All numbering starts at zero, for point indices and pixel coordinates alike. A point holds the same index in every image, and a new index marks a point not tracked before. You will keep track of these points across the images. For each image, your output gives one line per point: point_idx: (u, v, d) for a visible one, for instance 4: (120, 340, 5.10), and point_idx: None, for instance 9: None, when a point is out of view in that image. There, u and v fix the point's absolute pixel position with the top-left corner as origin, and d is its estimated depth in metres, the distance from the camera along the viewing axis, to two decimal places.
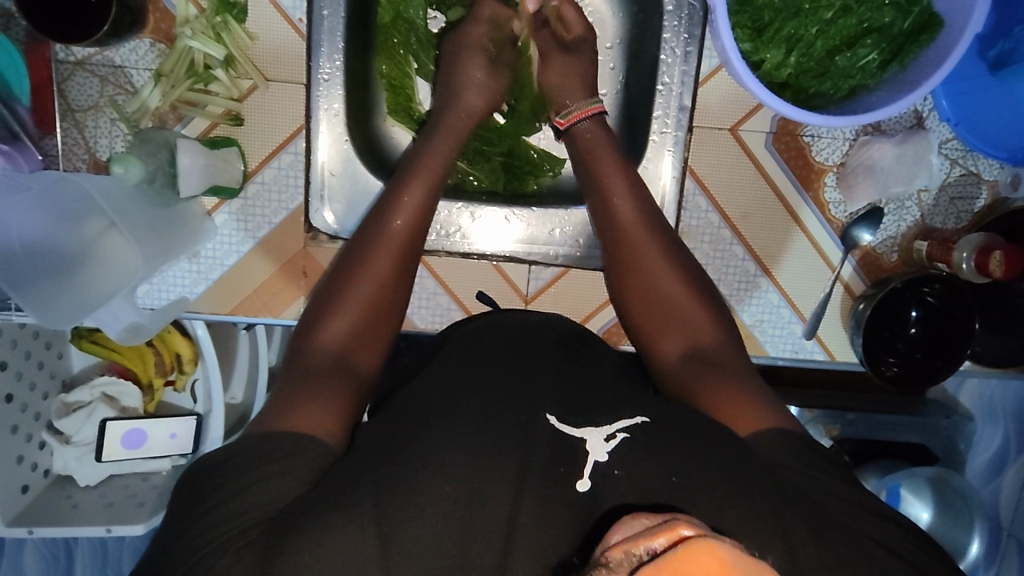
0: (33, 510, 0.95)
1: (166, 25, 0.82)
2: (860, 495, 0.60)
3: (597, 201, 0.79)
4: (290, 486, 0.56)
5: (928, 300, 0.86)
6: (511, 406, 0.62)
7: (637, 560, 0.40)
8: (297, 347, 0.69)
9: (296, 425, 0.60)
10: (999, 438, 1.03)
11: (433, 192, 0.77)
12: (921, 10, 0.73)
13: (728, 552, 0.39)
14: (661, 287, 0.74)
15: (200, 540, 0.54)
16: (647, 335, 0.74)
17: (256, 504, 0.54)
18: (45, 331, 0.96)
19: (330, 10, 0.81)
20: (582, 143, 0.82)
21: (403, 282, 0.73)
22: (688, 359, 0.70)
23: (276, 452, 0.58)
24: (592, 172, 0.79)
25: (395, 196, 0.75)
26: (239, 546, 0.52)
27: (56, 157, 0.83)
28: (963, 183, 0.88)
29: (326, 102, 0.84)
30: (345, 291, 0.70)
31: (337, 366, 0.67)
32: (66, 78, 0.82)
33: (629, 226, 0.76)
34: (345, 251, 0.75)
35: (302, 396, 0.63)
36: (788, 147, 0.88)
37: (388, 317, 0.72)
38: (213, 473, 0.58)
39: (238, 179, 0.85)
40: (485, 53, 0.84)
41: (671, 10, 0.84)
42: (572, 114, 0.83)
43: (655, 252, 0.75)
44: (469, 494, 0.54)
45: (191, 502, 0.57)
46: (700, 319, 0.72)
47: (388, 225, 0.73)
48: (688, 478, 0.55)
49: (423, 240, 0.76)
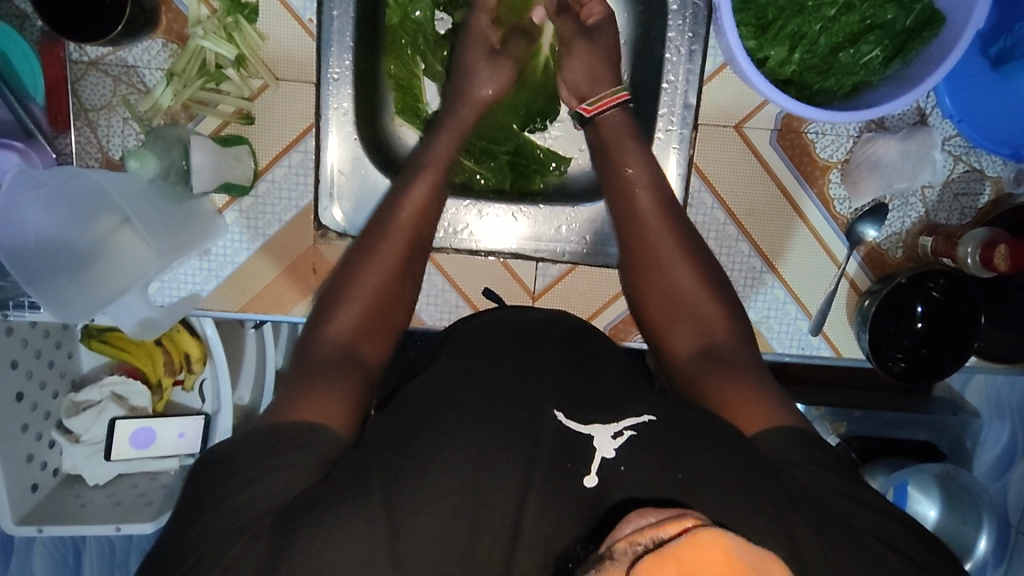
0: (42, 508, 0.96)
1: (178, 26, 0.83)
2: (863, 491, 0.60)
3: (616, 193, 0.79)
4: (301, 477, 0.56)
5: (934, 295, 0.87)
6: (520, 397, 0.62)
7: (642, 549, 0.40)
8: (305, 340, 0.70)
9: (308, 416, 0.61)
10: (1005, 437, 1.05)
11: (439, 189, 0.78)
12: (923, 7, 0.74)
13: (735, 543, 0.39)
14: (670, 279, 0.74)
15: (211, 530, 0.55)
16: (656, 328, 0.75)
17: (266, 494, 0.55)
18: (56, 331, 0.97)
19: (340, 11, 0.82)
20: (607, 134, 0.81)
21: (408, 276, 0.74)
22: (700, 351, 0.71)
23: (288, 443, 0.58)
24: (608, 166, 0.81)
25: (402, 191, 0.76)
26: (251, 535, 0.53)
27: (69, 156, 0.84)
28: (966, 180, 0.89)
29: (336, 101, 0.85)
30: (352, 284, 0.71)
31: (346, 360, 0.67)
32: (79, 78, 0.83)
33: (646, 217, 0.77)
34: (353, 245, 0.75)
35: (312, 387, 0.64)
36: (792, 143, 0.89)
37: (394, 311, 0.73)
38: (224, 464, 0.58)
39: (248, 178, 0.86)
40: (491, 50, 0.85)
41: (675, 9, 0.84)
42: (599, 102, 0.82)
43: (672, 241, 0.75)
44: (478, 485, 0.54)
45: (204, 492, 0.58)
46: (710, 315, 0.73)
47: (395, 219, 0.74)
48: (694, 470, 0.55)
49: (428, 236, 0.77)
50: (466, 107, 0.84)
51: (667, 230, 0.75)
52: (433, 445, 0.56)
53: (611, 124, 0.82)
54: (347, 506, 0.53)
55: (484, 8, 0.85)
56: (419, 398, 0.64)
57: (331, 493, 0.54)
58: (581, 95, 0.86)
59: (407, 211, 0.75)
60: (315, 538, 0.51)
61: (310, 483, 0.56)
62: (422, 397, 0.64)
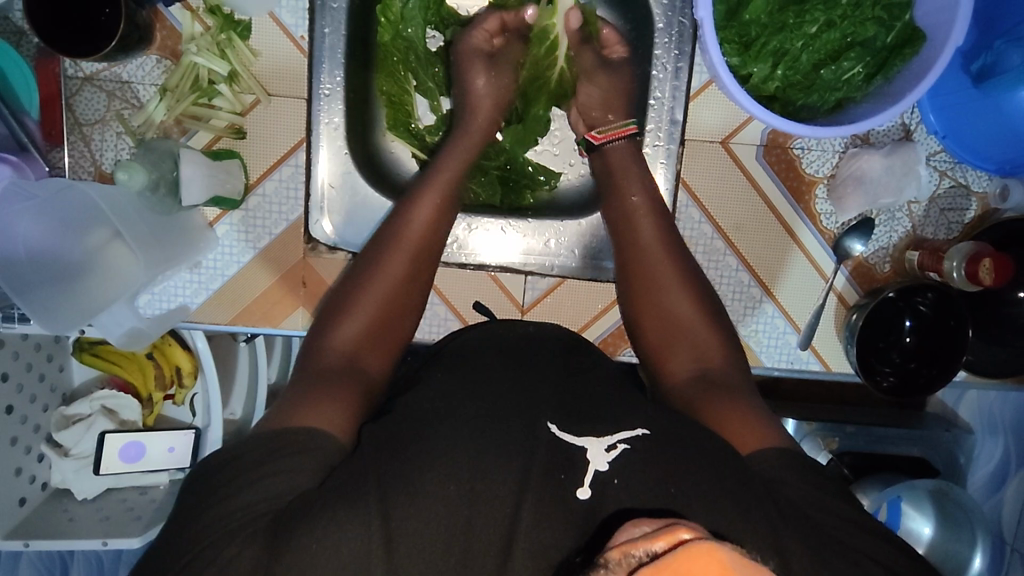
0: (29, 523, 0.95)
1: (172, 42, 0.85)
2: (855, 510, 0.59)
3: (622, 221, 0.79)
4: (289, 487, 0.56)
5: (921, 309, 0.87)
6: (508, 413, 0.62)
7: (638, 561, 0.39)
8: (306, 358, 0.69)
9: (312, 421, 0.61)
10: (999, 454, 1.05)
11: (446, 208, 0.78)
12: (904, 25, 0.76)
13: (729, 556, 0.39)
14: (668, 307, 0.74)
15: (196, 541, 0.54)
16: (654, 356, 0.74)
17: (259, 503, 0.55)
18: (47, 343, 0.98)
19: (331, 28, 0.86)
20: (615, 163, 0.83)
21: (415, 285, 0.74)
22: (699, 380, 0.70)
23: (283, 452, 0.58)
24: (611, 183, 0.82)
25: (416, 207, 0.76)
26: (246, 535, 0.53)
27: (62, 169, 0.86)
28: (952, 196, 0.90)
29: (327, 117, 0.88)
30: (354, 300, 0.71)
31: (348, 371, 0.67)
32: (73, 93, 0.85)
33: (647, 246, 0.77)
34: (354, 264, 0.75)
35: (311, 393, 0.64)
36: (779, 159, 0.89)
37: (393, 330, 0.72)
38: (214, 475, 0.58)
39: (239, 192, 0.87)
40: (485, 56, 0.84)
41: (661, 28, 0.87)
42: (609, 131, 0.84)
43: (671, 267, 0.76)
44: (465, 500, 0.54)
45: (190, 509, 0.57)
46: (706, 343, 0.72)
47: (406, 233, 0.75)
48: (685, 485, 0.55)
49: (433, 258, 0.76)
50: (478, 124, 0.84)
51: (668, 258, 0.76)
52: (425, 454, 0.57)
53: (616, 153, 0.83)
54: (342, 509, 0.52)
55: (484, 28, 0.84)
56: (408, 410, 0.64)
57: (323, 500, 0.54)
58: (602, 122, 0.86)
59: (417, 225, 0.75)
60: (311, 537, 0.51)
61: (301, 489, 0.56)
62: (413, 409, 0.64)
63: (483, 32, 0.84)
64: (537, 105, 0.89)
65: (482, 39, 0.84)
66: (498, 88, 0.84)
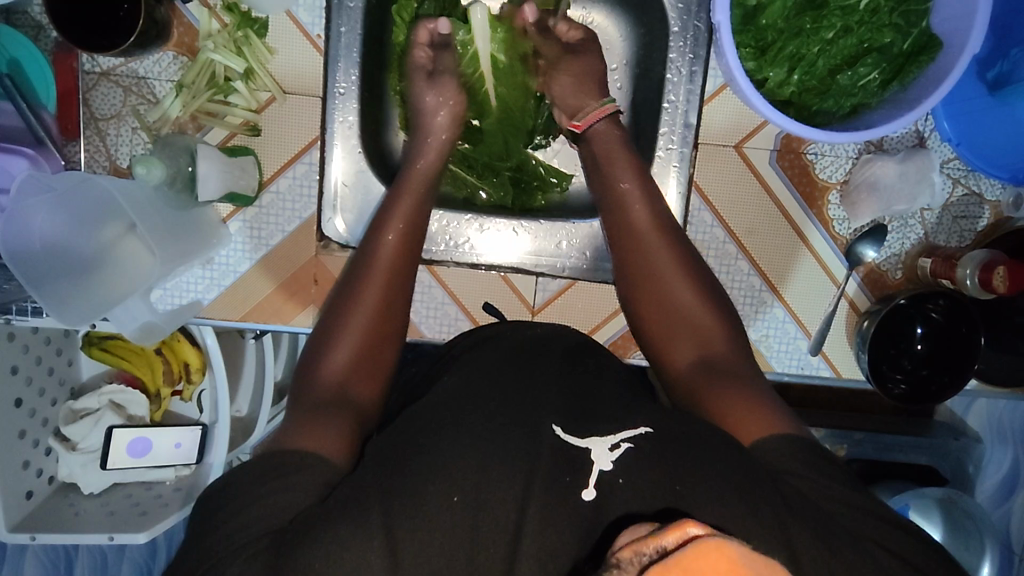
0: (36, 516, 0.94)
1: (189, 40, 0.86)
2: (869, 503, 0.59)
3: (609, 208, 0.80)
4: (299, 498, 0.56)
5: (932, 316, 0.87)
6: (516, 415, 0.62)
7: (648, 559, 0.39)
8: (304, 374, 0.70)
9: (304, 444, 0.61)
10: (1008, 462, 1.04)
11: (423, 206, 0.78)
12: (921, 32, 0.76)
13: (741, 553, 0.39)
14: (671, 297, 0.74)
15: (205, 552, 0.55)
16: (657, 345, 0.74)
17: (267, 514, 0.55)
18: (57, 338, 0.98)
19: (348, 28, 0.84)
20: (611, 151, 0.81)
21: (399, 301, 0.73)
22: (701, 367, 0.70)
23: (285, 471, 0.58)
24: (600, 182, 0.81)
25: (377, 236, 0.75)
26: (248, 555, 0.53)
27: (77, 163, 0.86)
28: (965, 203, 0.89)
29: (341, 115, 0.87)
30: (347, 314, 0.71)
31: (337, 402, 0.66)
32: (90, 88, 0.85)
33: (650, 248, 0.76)
34: (345, 273, 0.75)
35: (304, 424, 0.63)
36: (792, 164, 0.90)
37: (387, 344, 0.72)
38: (222, 493, 0.58)
39: (253, 188, 0.88)
40: (428, 75, 0.85)
41: (676, 31, 0.86)
42: (588, 115, 0.83)
43: (669, 256, 0.75)
44: (474, 499, 0.54)
45: (205, 518, 0.58)
46: (711, 331, 0.72)
47: (376, 262, 0.73)
48: (693, 485, 0.54)
49: (416, 257, 0.76)
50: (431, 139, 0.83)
51: (665, 245, 0.75)
52: (433, 457, 0.56)
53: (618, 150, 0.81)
54: (343, 523, 0.52)
55: (420, 43, 0.84)
56: (420, 412, 0.64)
57: (330, 510, 0.54)
58: (575, 111, 0.86)
59: (391, 242, 0.75)
60: (315, 550, 0.51)
61: (303, 506, 0.56)
62: (425, 411, 0.64)
63: (422, 48, 0.84)
64: (488, 120, 0.91)
65: (424, 56, 0.84)
66: (452, 96, 0.85)
